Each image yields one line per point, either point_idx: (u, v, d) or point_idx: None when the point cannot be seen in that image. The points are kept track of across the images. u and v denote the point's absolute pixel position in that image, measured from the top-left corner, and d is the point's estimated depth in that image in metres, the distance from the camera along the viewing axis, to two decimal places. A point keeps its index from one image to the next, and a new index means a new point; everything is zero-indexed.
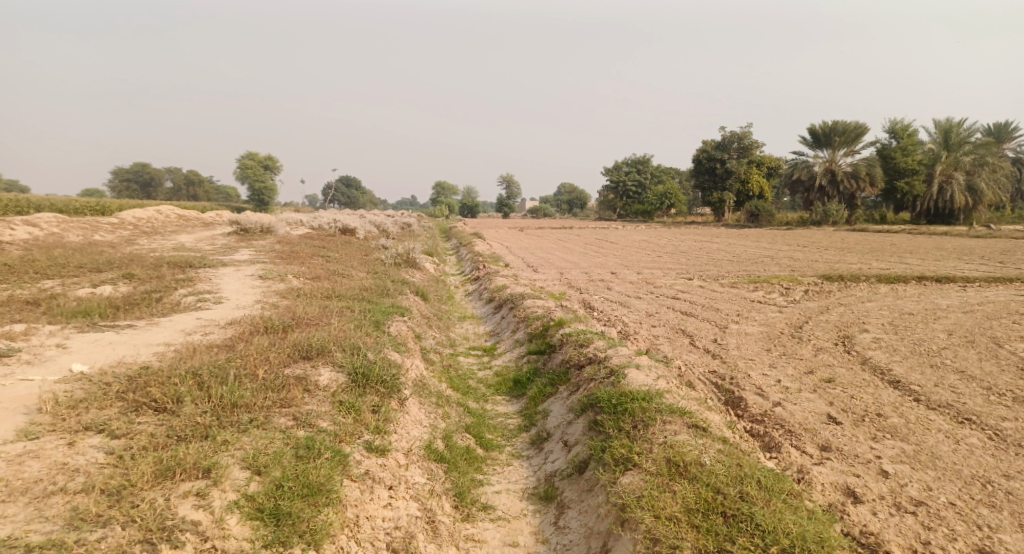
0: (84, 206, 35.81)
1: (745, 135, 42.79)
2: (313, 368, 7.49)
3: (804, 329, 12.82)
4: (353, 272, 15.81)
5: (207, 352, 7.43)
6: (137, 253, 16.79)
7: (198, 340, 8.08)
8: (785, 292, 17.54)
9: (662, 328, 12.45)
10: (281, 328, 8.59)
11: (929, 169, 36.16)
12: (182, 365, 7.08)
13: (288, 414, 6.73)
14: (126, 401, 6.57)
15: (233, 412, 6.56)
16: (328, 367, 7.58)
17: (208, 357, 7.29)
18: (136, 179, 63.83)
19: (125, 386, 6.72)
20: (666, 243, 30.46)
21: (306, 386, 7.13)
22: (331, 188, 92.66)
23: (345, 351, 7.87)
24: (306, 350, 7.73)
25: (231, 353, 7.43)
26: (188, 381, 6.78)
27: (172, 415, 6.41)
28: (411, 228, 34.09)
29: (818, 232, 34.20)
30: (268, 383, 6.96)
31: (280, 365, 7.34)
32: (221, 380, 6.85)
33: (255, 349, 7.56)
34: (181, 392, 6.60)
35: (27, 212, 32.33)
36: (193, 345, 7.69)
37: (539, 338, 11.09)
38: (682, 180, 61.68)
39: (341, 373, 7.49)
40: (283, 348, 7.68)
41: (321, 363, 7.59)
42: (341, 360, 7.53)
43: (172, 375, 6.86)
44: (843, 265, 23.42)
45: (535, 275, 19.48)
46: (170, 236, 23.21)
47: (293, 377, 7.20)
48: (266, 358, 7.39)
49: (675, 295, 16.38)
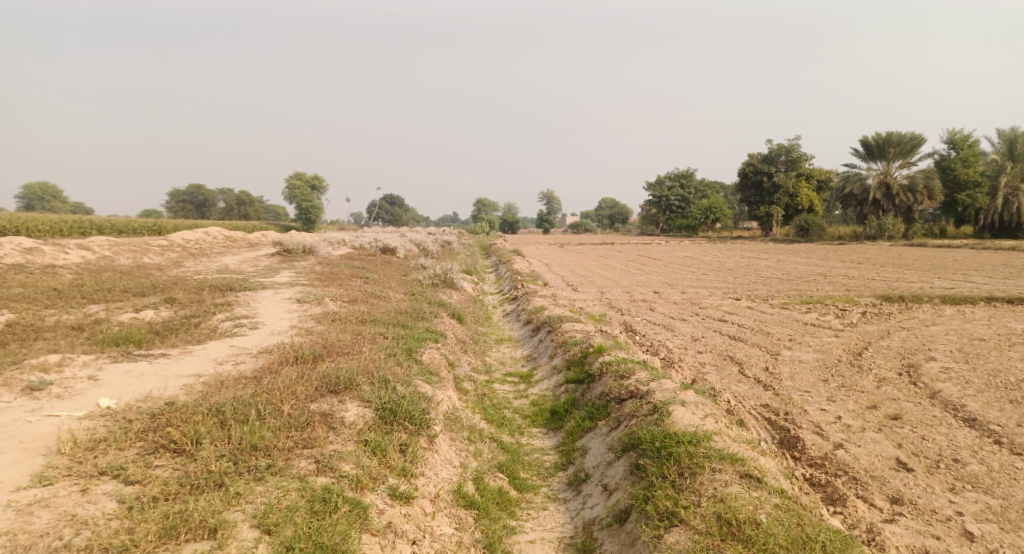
0: (140, 227, 36.57)
1: (793, 148, 41.70)
2: (340, 403, 7.19)
3: (864, 356, 12.12)
4: (392, 294, 15.56)
5: (234, 386, 7.19)
6: (180, 276, 16.84)
7: (228, 370, 7.86)
8: (840, 314, 16.74)
9: (709, 355, 11.88)
10: (312, 358, 8.31)
11: (992, 180, 34.70)
12: (203, 401, 6.88)
13: (309, 458, 6.44)
14: (145, 442, 6.39)
15: (251, 457, 6.32)
16: (355, 402, 7.26)
17: (234, 392, 7.05)
18: (191, 200, 65.33)
19: (147, 426, 6.52)
20: (712, 260, 29.69)
21: (331, 425, 6.83)
22: (376, 206, 93.62)
23: (374, 385, 7.55)
24: (334, 384, 7.42)
25: (258, 387, 7.20)
26: (209, 421, 6.56)
27: (189, 460, 6.21)
28: (453, 245, 33.96)
29: (873, 247, 32.99)
30: (292, 422, 6.69)
31: (307, 400, 7.06)
32: (238, 418, 6.64)
33: (283, 382, 7.29)
34: (201, 434, 6.40)
35: (90, 232, 33.21)
36: (221, 377, 7.46)
37: (578, 366, 10.63)
38: (728, 194, 60.53)
39: (368, 409, 7.18)
40: (311, 381, 7.39)
41: (349, 398, 7.27)
42: (369, 396, 7.21)
43: (194, 413, 6.64)
44: (902, 284, 22.42)
45: (576, 295, 19.03)
46: (215, 257, 23.38)
47: (318, 414, 6.93)
48: (293, 393, 7.11)
49: (723, 317, 15.74)
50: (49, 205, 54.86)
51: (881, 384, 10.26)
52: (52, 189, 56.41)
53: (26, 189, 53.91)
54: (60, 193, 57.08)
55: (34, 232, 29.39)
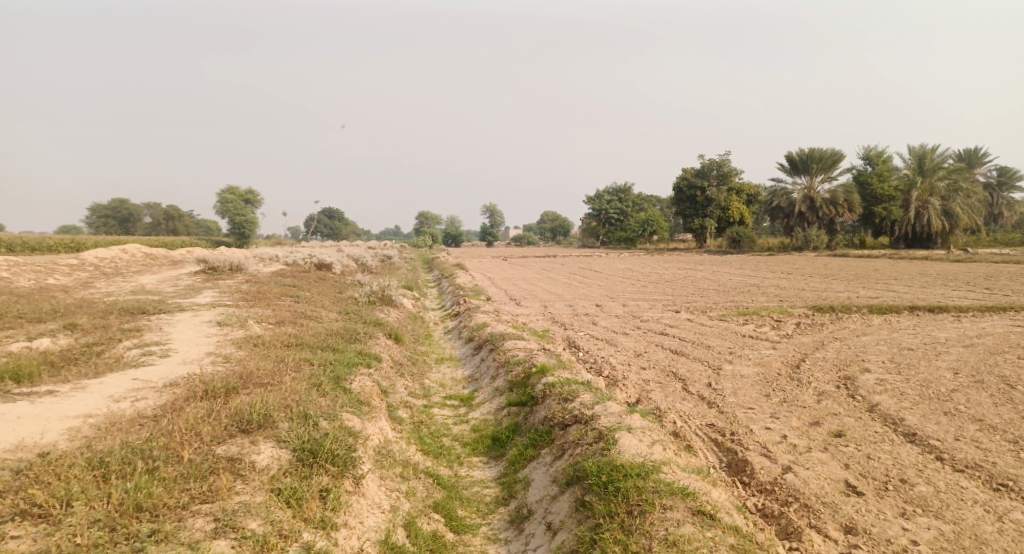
0: (55, 244, 34.58)
1: (723, 162, 42.50)
2: (253, 444, 6.52)
3: (802, 369, 11.97)
4: (322, 314, 14.80)
5: (128, 431, 6.48)
6: (89, 298, 15.74)
7: (123, 409, 7.11)
8: (776, 326, 16.70)
9: (651, 372, 11.55)
10: (224, 393, 7.60)
11: (905, 194, 35.90)
12: (86, 452, 6.16)
13: (210, 516, 5.77)
14: (5, 504, 5.64)
15: (133, 522, 5.63)
16: (271, 442, 6.60)
17: (126, 439, 6.34)
18: (115, 215, 62.59)
19: (10, 485, 5.77)
20: (649, 271, 29.77)
21: (239, 472, 6.18)
22: (313, 220, 91.73)
23: (293, 421, 6.89)
24: (247, 422, 6.74)
25: (154, 430, 6.50)
26: (89, 479, 5.84)
27: (53, 530, 5.50)
28: (392, 260, 33.12)
29: (801, 257, 33.68)
30: (192, 472, 6.02)
31: (213, 444, 6.39)
32: (127, 472, 5.95)
33: (187, 422, 6.58)
34: (74, 494, 5.69)
35: (3, 250, 31.30)
36: (112, 419, 6.74)
37: (520, 388, 10.12)
38: (664, 207, 61.33)
39: (285, 450, 6.53)
40: (220, 419, 6.70)
41: (263, 438, 6.60)
42: (285, 435, 6.56)
43: (68, 468, 5.92)
44: (833, 294, 22.74)
45: (516, 310, 18.57)
46: (132, 277, 22.08)
47: (226, 458, 6.27)
48: (198, 436, 6.44)
49: (663, 330, 15.50)
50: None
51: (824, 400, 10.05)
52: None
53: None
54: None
55: None
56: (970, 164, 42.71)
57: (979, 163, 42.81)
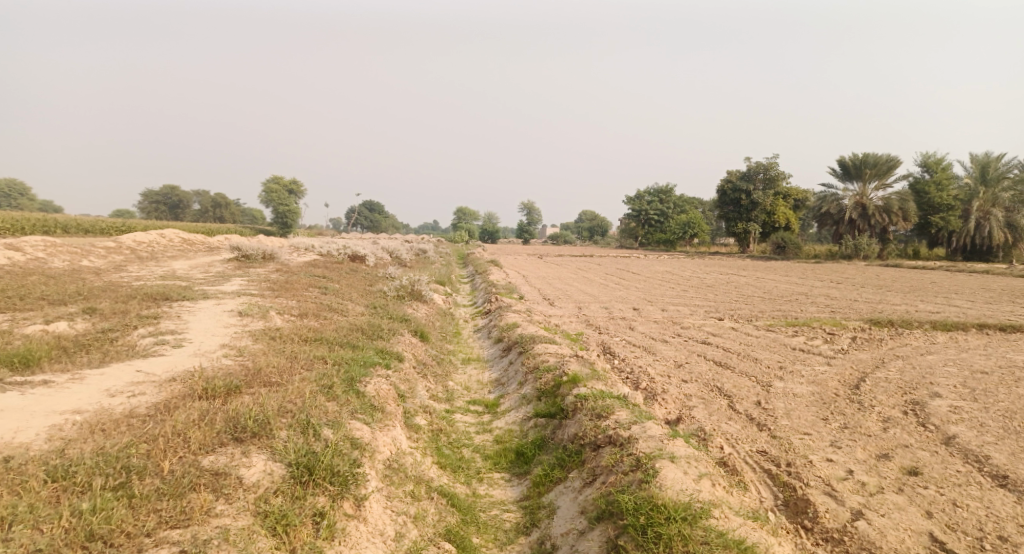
0: (104, 227, 34.79)
1: (771, 165, 41.05)
2: (243, 455, 5.97)
3: (863, 390, 10.93)
4: (349, 307, 14.17)
5: (106, 436, 5.94)
6: (115, 282, 15.35)
7: (112, 407, 6.53)
8: (830, 339, 15.56)
9: (695, 386, 10.63)
10: (224, 393, 6.97)
11: (964, 205, 34.10)
12: (53, 459, 5.66)
13: (177, 544, 5.25)
14: None
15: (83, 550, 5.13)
16: (263, 454, 6.03)
17: (98, 446, 5.81)
18: (165, 201, 63.36)
19: None
20: (691, 276, 28.65)
21: (220, 489, 5.64)
22: (355, 211, 92.07)
23: (292, 431, 6.32)
24: (239, 431, 6.17)
25: (134, 435, 5.97)
26: (43, 495, 5.36)
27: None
28: (428, 254, 32.52)
29: (850, 266, 32.19)
30: (167, 489, 5.52)
31: (198, 457, 5.84)
32: (90, 488, 5.45)
33: (171, 430, 6.03)
34: (17, 514, 5.20)
35: (53, 231, 31.56)
36: (96, 419, 6.19)
37: (550, 398, 9.30)
38: (706, 210, 59.82)
39: (278, 464, 5.96)
40: (211, 427, 6.13)
41: (255, 450, 6.04)
42: (279, 449, 6.00)
43: (24, 480, 5.46)
44: (888, 308, 21.40)
45: (551, 310, 17.73)
46: (165, 262, 21.75)
47: (211, 473, 5.74)
48: (182, 447, 5.90)
49: (706, 339, 14.51)
50: (17, 201, 52.74)
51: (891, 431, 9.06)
52: (21, 185, 54.69)
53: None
54: (29, 189, 55.06)
55: None
56: None
57: None
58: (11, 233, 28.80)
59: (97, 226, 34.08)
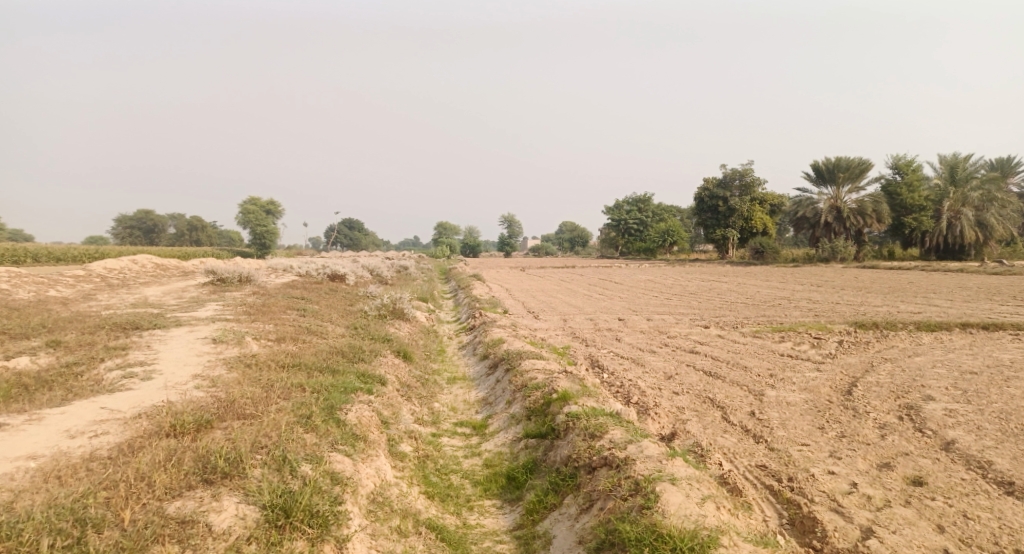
0: (77, 254, 34.08)
1: (747, 171, 41.18)
2: (214, 499, 5.63)
3: (857, 395, 10.70)
4: (328, 329, 13.77)
5: (62, 487, 5.56)
6: (84, 312, 14.84)
7: (71, 452, 6.13)
8: (816, 344, 15.37)
9: (686, 398, 10.35)
10: (194, 429, 6.59)
11: (936, 205, 34.35)
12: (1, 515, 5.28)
13: None
14: None
15: None
16: (234, 496, 5.69)
17: (52, 498, 5.43)
18: (140, 225, 62.44)
19: None
20: (673, 283, 28.48)
21: (186, 538, 5.29)
22: (333, 230, 91.42)
23: (269, 469, 6.01)
24: (210, 471, 5.83)
25: (90, 482, 5.61)
26: None
27: None
28: (409, 271, 32.11)
29: (829, 269, 32.26)
30: (128, 543, 5.16)
31: (163, 503, 5.50)
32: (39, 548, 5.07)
33: (133, 475, 5.66)
34: None
35: (24, 260, 30.82)
36: (52, 468, 5.80)
37: (540, 417, 8.97)
38: (684, 217, 59.97)
39: (252, 507, 5.64)
40: (179, 469, 5.79)
41: (226, 491, 5.69)
42: (252, 491, 5.68)
43: None
44: (872, 309, 21.30)
45: (535, 324, 17.42)
46: (137, 289, 21.18)
47: (176, 521, 5.40)
48: (145, 495, 5.54)
49: (693, 348, 14.24)
50: None
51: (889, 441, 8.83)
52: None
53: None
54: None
55: None
56: (1002, 173, 40.99)
57: (1012, 172, 41.07)
58: None
59: (70, 254, 33.35)
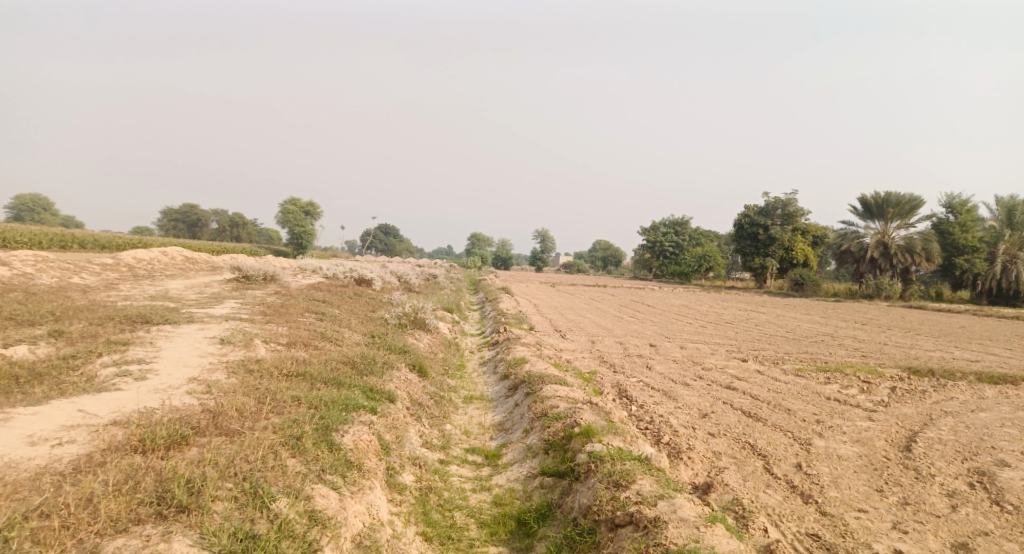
0: (123, 243, 34.22)
1: (790, 201, 39.88)
2: (162, 539, 5.32)
3: (916, 452, 9.59)
4: (346, 336, 12.98)
5: None
6: (99, 301, 14.30)
7: (15, 467, 5.75)
8: (866, 389, 14.12)
9: (724, 442, 9.32)
10: (161, 447, 6.09)
11: (990, 248, 32.66)
12: None
13: None
14: None
15: None
16: (183, 537, 5.38)
17: None
18: (184, 219, 62.93)
19: None
20: (709, 310, 27.29)
21: None
22: (371, 235, 91.45)
23: (232, 506, 5.69)
24: (167, 505, 5.55)
25: (15, 511, 5.34)
26: None
27: None
28: (438, 280, 31.33)
29: (872, 306, 30.78)
30: None
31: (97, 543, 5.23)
32: None
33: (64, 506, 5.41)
34: None
35: (71, 246, 30.94)
36: None
37: (559, 452, 8.06)
38: (721, 243, 58.54)
39: (204, 552, 5.33)
40: (125, 500, 5.51)
41: (177, 532, 5.39)
42: (205, 534, 5.39)
43: None
44: (923, 354, 19.89)
45: (563, 344, 16.47)
46: (161, 281, 20.68)
47: None
48: (79, 528, 5.29)
49: (730, 383, 13.11)
50: (37, 217, 53.04)
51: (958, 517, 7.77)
52: (43, 199, 54.74)
53: (17, 200, 52.68)
54: (50, 203, 54.95)
55: (11, 243, 27.40)
56: None
57: None
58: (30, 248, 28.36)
59: (116, 243, 33.40)
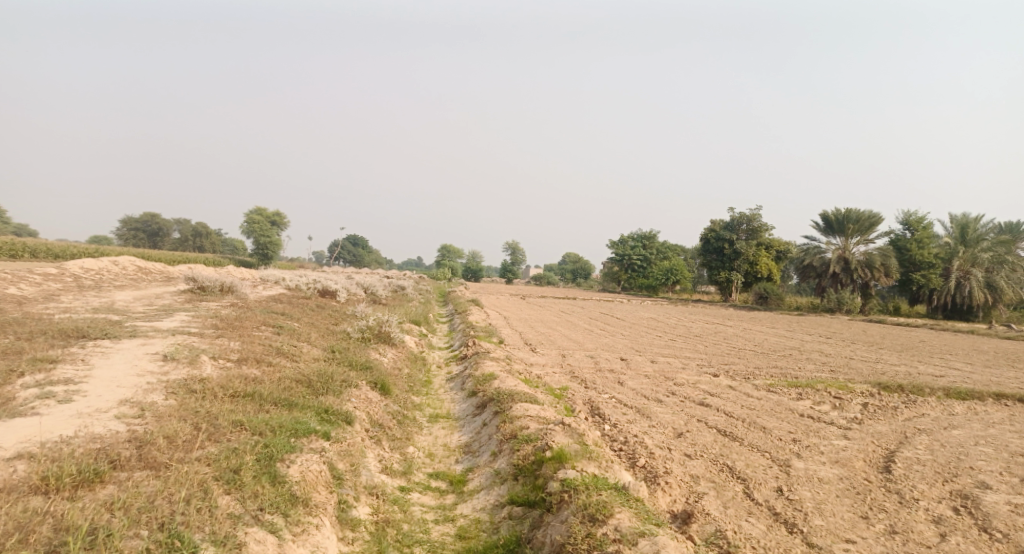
0: (80, 252, 33.02)
1: (755, 216, 39.97)
2: None
3: (897, 472, 9.16)
4: (302, 351, 12.23)
5: None
6: (37, 314, 13.37)
7: None
8: (840, 405, 13.67)
9: (701, 463, 8.85)
10: (65, 486, 5.69)
11: (945, 263, 32.90)
12: None
13: None
14: None
15: None
16: None
17: None
18: (144, 228, 61.21)
19: None
20: (677, 323, 26.97)
21: None
22: (337, 245, 90.06)
23: None
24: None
25: None
26: None
27: None
28: (404, 291, 30.61)
29: (835, 320, 30.75)
30: None
31: None
32: None
33: None
34: None
35: (23, 256, 29.64)
36: None
37: (529, 479, 7.45)
38: (688, 257, 58.65)
39: None
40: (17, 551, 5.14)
41: None
42: None
43: None
44: (890, 369, 19.64)
45: (531, 358, 15.89)
46: (110, 293, 19.66)
47: None
48: None
49: (703, 399, 12.60)
50: None
51: (947, 549, 7.31)
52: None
53: None
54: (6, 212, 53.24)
55: None
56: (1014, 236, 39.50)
57: None
58: None
59: (71, 252, 32.15)
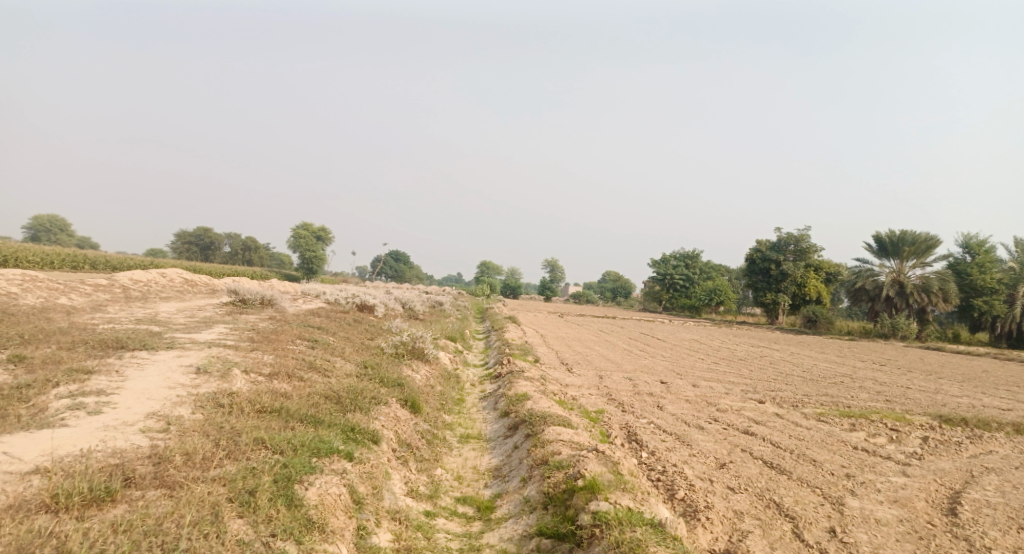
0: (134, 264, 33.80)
1: (804, 237, 38.90)
2: None
3: (963, 516, 8.49)
4: (335, 366, 12.01)
5: None
6: (80, 324, 13.48)
7: None
8: (898, 437, 12.89)
9: (743, 497, 8.35)
10: (76, 505, 5.56)
11: (1011, 289, 31.19)
12: None
13: None
14: None
15: None
16: None
17: None
18: (197, 241, 62.60)
19: None
20: (721, 346, 26.20)
21: None
22: (381, 261, 90.89)
23: None
24: None
25: None
26: None
27: None
28: (442, 307, 30.44)
29: (888, 346, 29.57)
30: None
31: None
32: None
33: None
34: None
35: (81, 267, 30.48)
36: None
37: (560, 509, 7.06)
38: (733, 277, 57.47)
39: None
40: None
41: None
42: None
43: None
44: (949, 400, 18.64)
45: (568, 379, 15.44)
46: (154, 303, 19.86)
47: None
48: None
49: (748, 427, 12.01)
50: (53, 237, 53.07)
51: None
52: (62, 220, 54.88)
53: (35, 221, 52.75)
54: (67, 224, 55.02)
55: (24, 264, 27.05)
56: None
57: None
58: (41, 268, 27.97)
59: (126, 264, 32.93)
